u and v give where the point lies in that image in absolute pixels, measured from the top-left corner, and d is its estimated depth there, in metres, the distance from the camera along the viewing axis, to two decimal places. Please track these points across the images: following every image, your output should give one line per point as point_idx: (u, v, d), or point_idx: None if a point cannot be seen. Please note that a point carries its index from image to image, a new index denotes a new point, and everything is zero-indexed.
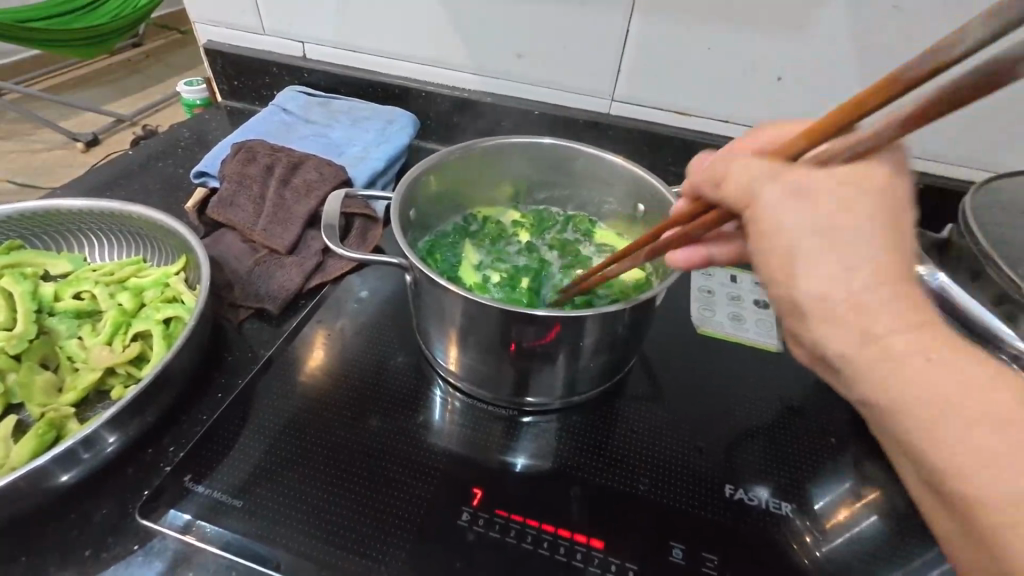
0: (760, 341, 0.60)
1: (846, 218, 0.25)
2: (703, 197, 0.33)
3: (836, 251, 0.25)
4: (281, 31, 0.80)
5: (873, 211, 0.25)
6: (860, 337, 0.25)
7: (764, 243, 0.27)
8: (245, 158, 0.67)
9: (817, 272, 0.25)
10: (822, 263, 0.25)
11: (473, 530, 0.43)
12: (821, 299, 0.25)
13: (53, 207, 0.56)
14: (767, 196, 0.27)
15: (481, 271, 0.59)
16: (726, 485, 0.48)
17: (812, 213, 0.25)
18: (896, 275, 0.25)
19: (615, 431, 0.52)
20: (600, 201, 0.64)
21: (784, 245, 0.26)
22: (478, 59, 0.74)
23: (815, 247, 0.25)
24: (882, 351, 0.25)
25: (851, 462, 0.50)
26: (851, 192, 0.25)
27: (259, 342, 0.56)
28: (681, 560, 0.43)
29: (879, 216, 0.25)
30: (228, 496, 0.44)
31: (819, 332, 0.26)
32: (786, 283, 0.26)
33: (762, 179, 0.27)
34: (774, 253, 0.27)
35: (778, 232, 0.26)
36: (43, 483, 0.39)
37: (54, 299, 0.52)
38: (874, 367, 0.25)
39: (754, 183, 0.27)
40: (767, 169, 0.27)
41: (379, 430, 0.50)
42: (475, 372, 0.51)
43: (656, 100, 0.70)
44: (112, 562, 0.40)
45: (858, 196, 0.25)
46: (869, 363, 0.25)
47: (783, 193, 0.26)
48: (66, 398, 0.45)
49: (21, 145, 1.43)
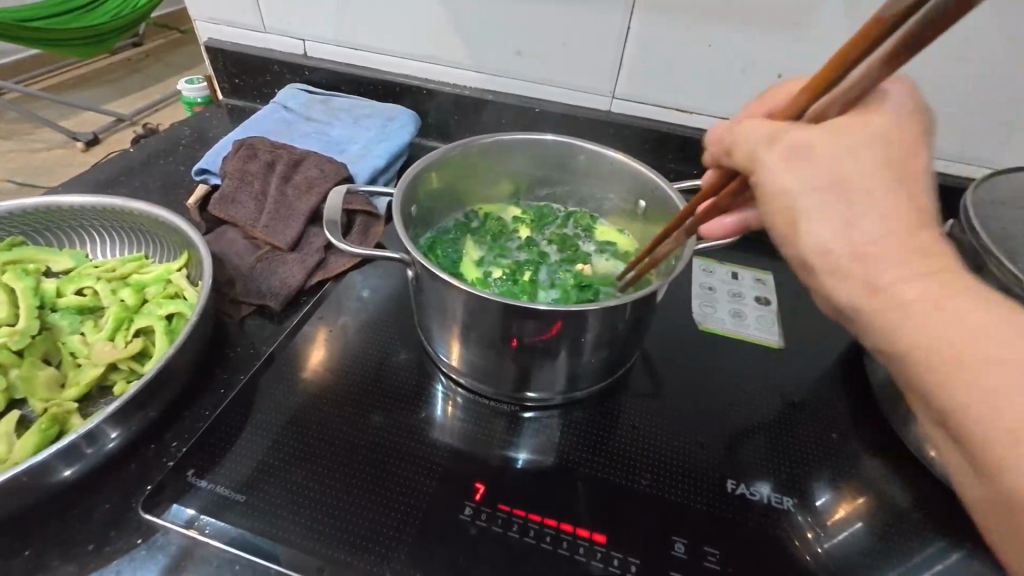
0: (761, 337, 0.61)
1: (854, 176, 0.28)
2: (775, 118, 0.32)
3: (842, 205, 0.28)
4: (282, 30, 0.80)
5: (881, 167, 0.28)
6: (866, 288, 0.28)
7: (775, 205, 0.30)
8: (247, 155, 0.67)
9: (824, 223, 0.28)
10: (830, 208, 0.28)
11: (475, 524, 0.44)
12: (827, 248, 0.28)
13: (54, 204, 0.56)
14: (767, 159, 0.30)
15: (482, 267, 0.59)
16: (727, 480, 0.48)
17: (807, 177, 0.29)
18: (905, 227, 0.27)
19: (616, 426, 0.52)
20: (601, 197, 0.64)
21: (790, 205, 0.29)
22: (478, 57, 0.74)
23: (821, 204, 0.28)
24: (891, 298, 0.27)
25: (851, 457, 0.51)
26: (850, 150, 0.28)
27: (261, 338, 0.56)
28: (683, 554, 0.43)
29: (888, 175, 0.28)
30: (231, 492, 0.44)
31: (827, 284, 0.29)
32: (791, 240, 0.30)
33: (763, 145, 0.31)
34: (779, 211, 0.30)
35: (779, 190, 0.30)
36: (46, 477, 0.39)
37: (56, 295, 0.53)
38: (887, 315, 0.27)
39: (756, 149, 0.31)
40: (764, 135, 0.31)
41: (381, 425, 0.50)
42: (476, 368, 0.51)
43: (657, 98, 0.70)
44: (115, 556, 0.40)
45: (859, 152, 0.28)
46: (881, 312, 0.27)
47: (779, 158, 0.30)
48: (69, 393, 0.45)
49: (20, 144, 1.43)
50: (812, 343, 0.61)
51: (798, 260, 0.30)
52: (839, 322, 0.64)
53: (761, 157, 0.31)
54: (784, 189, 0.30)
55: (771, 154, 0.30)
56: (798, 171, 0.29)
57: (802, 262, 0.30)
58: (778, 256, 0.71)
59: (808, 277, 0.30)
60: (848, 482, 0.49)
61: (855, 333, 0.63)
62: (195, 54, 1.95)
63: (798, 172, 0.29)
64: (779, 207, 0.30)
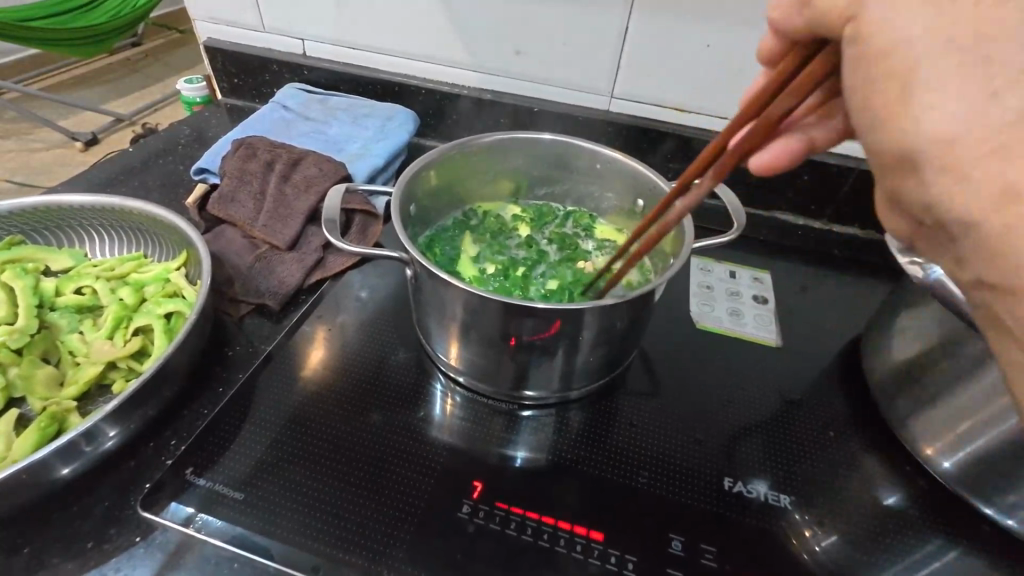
0: (758, 336, 0.61)
1: (998, 39, 0.23)
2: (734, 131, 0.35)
3: (965, 79, 0.23)
4: (281, 29, 0.80)
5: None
6: (995, 187, 0.22)
7: (879, 73, 0.26)
8: (246, 154, 0.67)
9: (941, 101, 0.23)
10: (961, 81, 0.23)
11: (473, 522, 0.44)
12: (948, 131, 0.23)
13: (54, 203, 0.56)
14: (881, 10, 0.25)
15: (478, 263, 0.60)
16: (725, 478, 0.48)
17: (933, 38, 0.24)
18: None
19: (614, 425, 0.52)
20: (599, 197, 0.64)
21: (901, 70, 0.25)
22: (477, 56, 0.74)
23: (937, 76, 0.24)
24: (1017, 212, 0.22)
25: (848, 455, 0.51)
26: (1013, 11, 0.23)
27: (260, 337, 0.56)
28: (680, 551, 0.43)
29: None
30: (229, 489, 0.44)
31: (927, 175, 0.24)
32: (899, 120, 0.25)
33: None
34: (883, 83, 0.25)
35: (898, 52, 0.25)
36: (45, 475, 0.39)
37: (55, 294, 0.53)
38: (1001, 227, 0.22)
39: (860, 5, 0.26)
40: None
41: (379, 424, 0.50)
42: (474, 366, 0.51)
43: (655, 97, 0.70)
44: (114, 553, 0.40)
45: (1019, 14, 0.23)
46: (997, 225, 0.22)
47: (913, 4, 0.24)
48: (68, 392, 0.46)
49: (20, 144, 1.43)
50: (810, 342, 0.61)
51: (902, 149, 0.25)
52: (837, 321, 0.64)
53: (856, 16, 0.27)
54: (906, 44, 0.25)
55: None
56: (926, 32, 0.24)
57: (907, 150, 0.25)
58: (777, 254, 0.71)
59: (908, 174, 0.25)
60: (845, 480, 0.49)
61: (853, 332, 0.63)
62: (194, 54, 1.95)
63: (926, 34, 0.24)
64: (895, 62, 0.25)
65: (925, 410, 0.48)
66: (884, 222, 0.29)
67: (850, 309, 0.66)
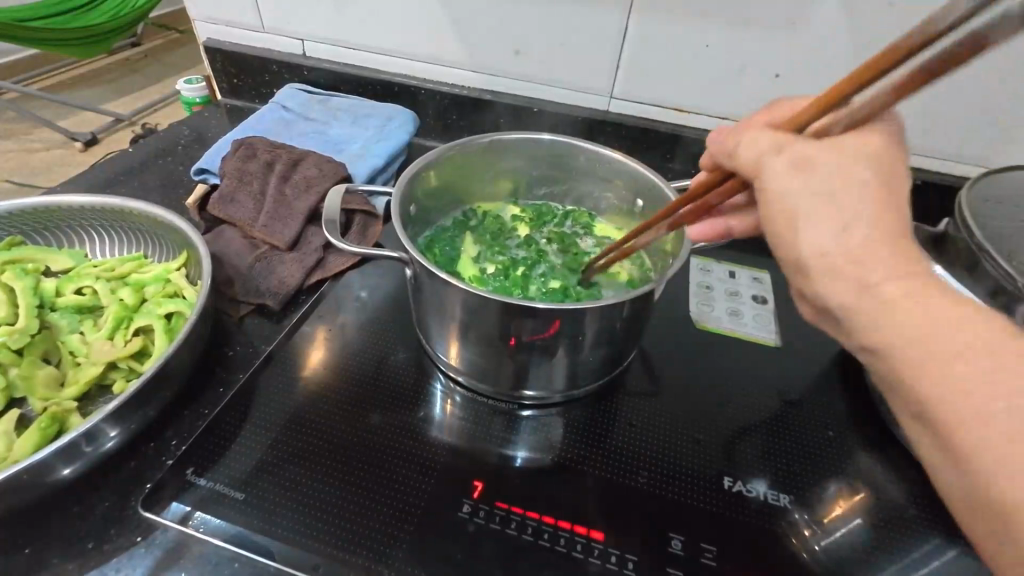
0: (757, 335, 0.61)
1: (846, 186, 0.28)
2: (720, 169, 0.36)
3: (834, 211, 0.28)
4: (281, 30, 0.80)
5: (869, 176, 0.28)
6: (858, 287, 0.27)
7: (768, 210, 0.31)
8: (246, 154, 0.67)
9: (818, 227, 0.28)
10: (819, 221, 0.28)
11: (473, 521, 0.44)
12: (824, 248, 0.28)
13: (54, 203, 0.56)
14: (772, 165, 0.30)
15: (479, 263, 0.60)
16: (725, 478, 0.48)
17: (823, 180, 0.29)
18: (903, 252, 0.27)
19: (615, 424, 0.52)
20: (599, 196, 0.64)
21: (783, 209, 0.30)
22: (476, 56, 0.74)
23: (814, 207, 0.29)
24: (885, 306, 0.27)
25: (848, 455, 0.51)
26: (847, 165, 0.29)
27: (260, 337, 0.56)
28: (680, 550, 0.43)
29: (875, 185, 0.28)
30: (230, 489, 0.44)
31: (820, 288, 0.29)
32: (789, 240, 0.30)
33: (768, 153, 0.31)
34: (778, 215, 0.30)
35: (788, 210, 0.30)
36: (46, 476, 0.39)
37: (56, 295, 0.53)
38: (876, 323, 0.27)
39: (761, 159, 0.31)
40: (772, 145, 0.31)
41: (380, 423, 0.50)
42: (475, 366, 0.51)
43: (654, 97, 0.70)
44: (115, 553, 0.40)
45: (851, 167, 0.29)
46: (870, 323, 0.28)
47: (786, 166, 0.30)
48: (68, 392, 0.46)
49: (19, 144, 1.43)
50: (809, 341, 0.61)
51: (791, 258, 0.30)
52: None
53: (760, 175, 0.31)
54: (789, 195, 0.30)
55: (778, 163, 0.30)
56: (804, 182, 0.29)
57: (797, 261, 0.30)
58: None
59: (803, 280, 0.30)
60: (845, 479, 0.49)
61: None
62: (194, 54, 1.95)
63: (805, 184, 0.29)
64: (780, 207, 0.30)
65: None
66: (797, 310, 0.33)
67: None
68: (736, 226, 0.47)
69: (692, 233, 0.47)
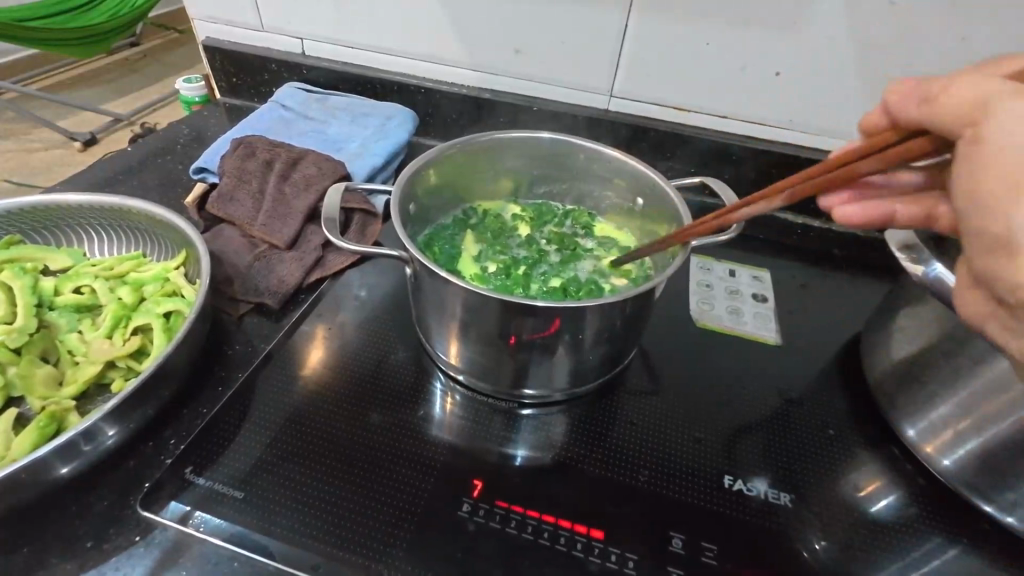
0: (758, 334, 0.61)
1: None
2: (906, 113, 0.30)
3: None
4: (281, 29, 0.80)
5: None
6: None
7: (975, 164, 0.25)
8: (245, 153, 0.67)
9: None
10: None
11: (473, 520, 0.44)
12: None
13: (52, 202, 0.56)
14: (1005, 109, 0.24)
15: (480, 261, 0.60)
16: (725, 476, 0.48)
17: None
18: None
19: (616, 424, 0.52)
20: (599, 195, 0.64)
21: (1010, 164, 0.24)
22: (476, 55, 0.74)
23: None
24: None
25: (848, 453, 0.51)
26: None
27: (259, 337, 0.56)
28: (680, 549, 0.43)
29: None
30: (229, 488, 0.44)
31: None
32: (997, 210, 0.24)
33: (1003, 94, 0.25)
34: (987, 169, 0.24)
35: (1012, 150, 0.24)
36: (44, 474, 0.39)
37: (54, 294, 0.52)
38: None
39: (988, 98, 0.25)
40: (1010, 89, 0.25)
41: (380, 422, 0.50)
42: (475, 365, 0.51)
43: (654, 96, 0.70)
44: (113, 553, 0.40)
45: None
46: None
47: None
48: (67, 391, 0.45)
49: (18, 144, 1.43)
50: (809, 340, 0.61)
51: (994, 232, 0.24)
52: (836, 319, 0.64)
53: (986, 112, 0.25)
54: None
55: (1010, 110, 0.24)
56: None
57: (1003, 240, 0.24)
58: (775, 253, 0.71)
59: (1003, 261, 0.24)
60: (846, 478, 0.49)
61: (852, 330, 0.63)
62: (193, 54, 1.95)
63: None
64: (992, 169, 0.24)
65: (924, 408, 0.48)
66: (970, 302, 0.28)
67: (849, 308, 0.66)
68: (903, 216, 0.37)
69: (841, 216, 0.38)
